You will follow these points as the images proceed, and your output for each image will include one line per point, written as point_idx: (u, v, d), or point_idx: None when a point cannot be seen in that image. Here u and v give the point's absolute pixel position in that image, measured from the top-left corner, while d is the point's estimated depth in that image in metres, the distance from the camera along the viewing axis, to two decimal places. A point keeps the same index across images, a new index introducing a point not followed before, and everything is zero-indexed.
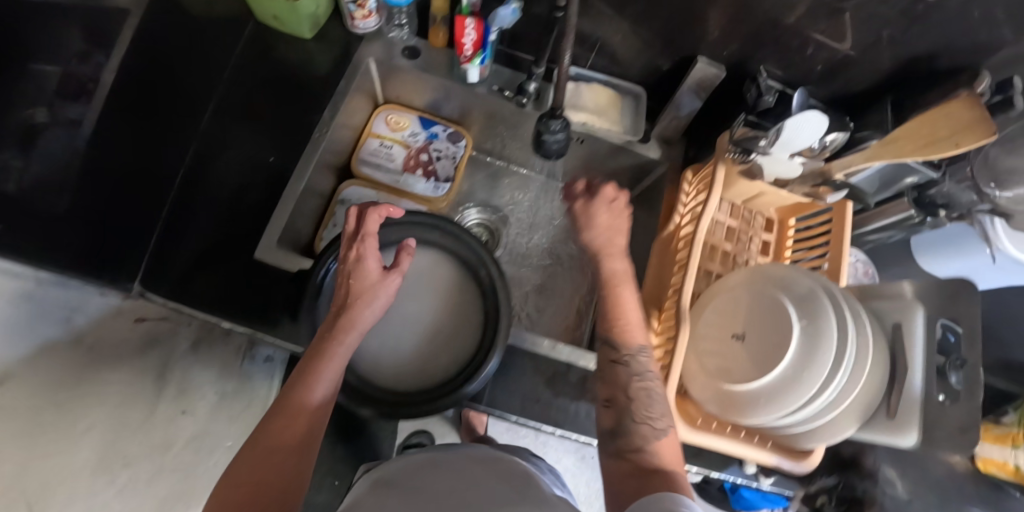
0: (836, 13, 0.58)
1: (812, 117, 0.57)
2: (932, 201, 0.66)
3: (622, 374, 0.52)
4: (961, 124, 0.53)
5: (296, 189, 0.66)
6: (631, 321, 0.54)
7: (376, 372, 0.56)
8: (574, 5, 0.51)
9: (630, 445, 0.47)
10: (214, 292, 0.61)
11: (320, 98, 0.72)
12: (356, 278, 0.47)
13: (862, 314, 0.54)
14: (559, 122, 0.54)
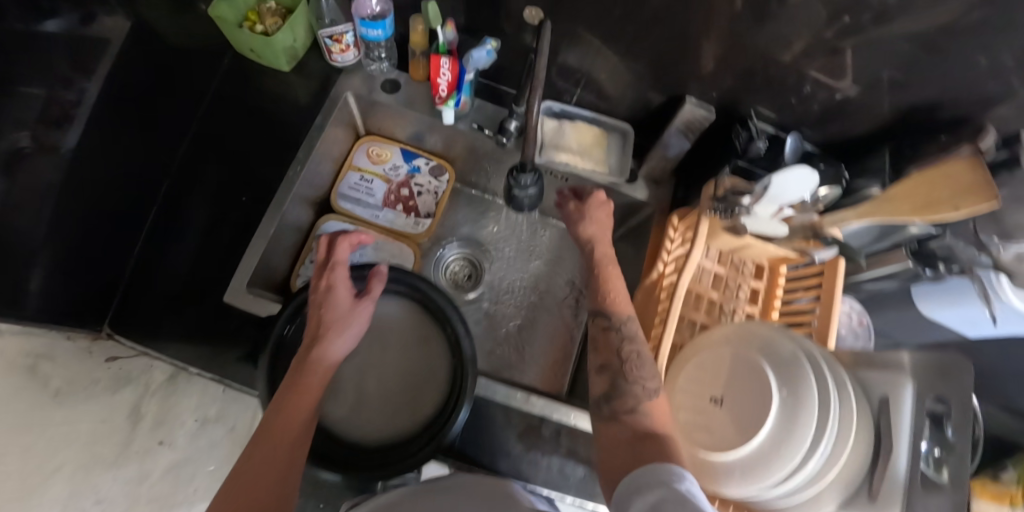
0: (834, 51, 0.54)
1: (800, 170, 0.53)
2: (932, 253, 0.63)
3: (611, 339, 0.55)
4: (962, 187, 0.49)
5: (267, 230, 0.64)
6: (619, 292, 0.59)
7: (342, 428, 0.54)
8: (543, 46, 0.50)
9: (624, 406, 0.49)
10: (181, 338, 0.61)
11: (296, 134, 0.70)
12: (329, 306, 0.53)
13: (847, 383, 0.52)
14: (530, 175, 0.52)
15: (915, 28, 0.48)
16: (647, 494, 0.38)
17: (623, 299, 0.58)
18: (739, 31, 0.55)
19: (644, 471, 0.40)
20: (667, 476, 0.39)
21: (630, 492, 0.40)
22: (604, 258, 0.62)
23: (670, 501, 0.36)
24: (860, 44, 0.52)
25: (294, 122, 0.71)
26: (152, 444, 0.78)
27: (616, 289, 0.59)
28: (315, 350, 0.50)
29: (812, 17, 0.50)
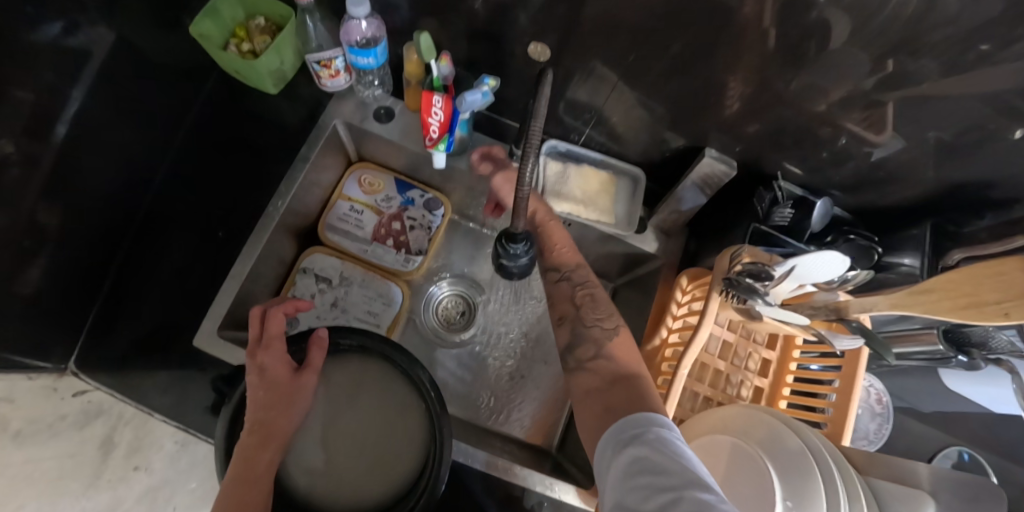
0: (874, 105, 0.47)
1: (830, 257, 0.47)
2: (963, 337, 0.56)
3: (566, 290, 0.54)
4: (1015, 291, 0.42)
5: (242, 272, 0.60)
6: (566, 245, 0.57)
7: (311, 497, 0.51)
8: (548, 76, 0.42)
9: (587, 354, 0.48)
10: (145, 382, 0.58)
11: (281, 164, 0.66)
12: (269, 384, 0.50)
13: (860, 496, 0.45)
14: (522, 245, 0.46)
15: (977, 92, 0.41)
16: (626, 452, 0.37)
17: (569, 247, 0.57)
18: (767, 79, 0.49)
19: (622, 424, 0.39)
20: (643, 432, 0.37)
21: (609, 446, 0.39)
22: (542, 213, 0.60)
23: (653, 459, 0.35)
24: (908, 100, 0.45)
25: (279, 150, 0.66)
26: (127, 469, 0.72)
27: (562, 242, 0.57)
28: (258, 439, 0.46)
29: (854, 69, 0.44)
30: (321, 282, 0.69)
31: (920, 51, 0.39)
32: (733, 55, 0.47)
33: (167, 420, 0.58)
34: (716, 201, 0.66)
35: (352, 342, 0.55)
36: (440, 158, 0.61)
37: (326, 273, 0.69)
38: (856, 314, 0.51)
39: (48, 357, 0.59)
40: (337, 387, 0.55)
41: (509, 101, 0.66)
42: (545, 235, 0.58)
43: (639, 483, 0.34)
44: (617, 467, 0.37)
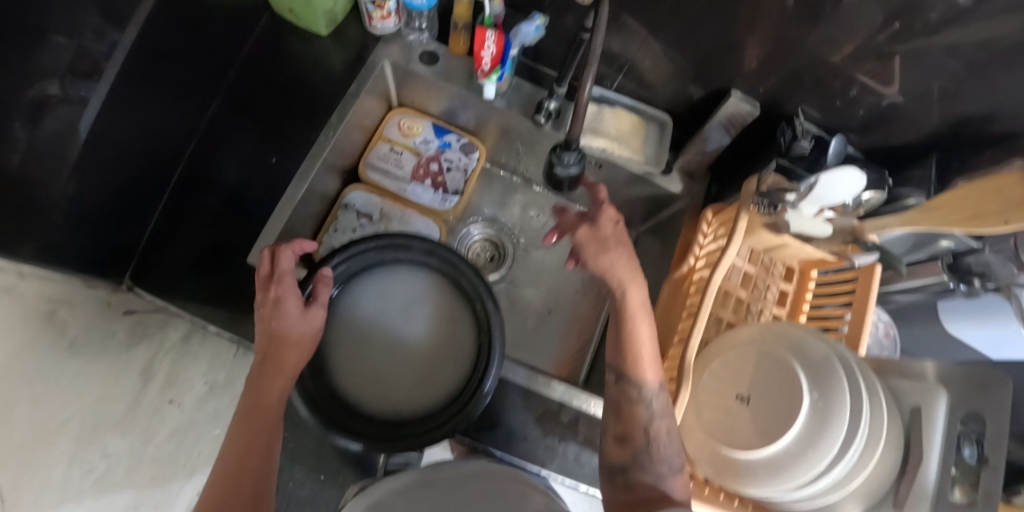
0: (885, 56, 0.53)
1: (851, 173, 0.52)
2: (968, 269, 0.60)
3: (643, 416, 0.51)
4: (1015, 200, 0.46)
5: (295, 198, 0.63)
6: (645, 349, 0.53)
7: (359, 394, 0.54)
8: (603, 21, 0.50)
9: (651, 488, 0.48)
10: (198, 295, 0.60)
11: (332, 100, 0.69)
12: (278, 321, 0.49)
13: (879, 390, 0.51)
14: (574, 156, 0.52)
15: (978, 38, 0.47)
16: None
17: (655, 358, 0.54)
18: (791, 30, 0.55)
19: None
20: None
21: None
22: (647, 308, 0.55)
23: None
24: (916, 49, 0.51)
25: (329, 88, 0.70)
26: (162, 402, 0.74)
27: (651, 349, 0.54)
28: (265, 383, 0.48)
29: (867, 20, 0.50)
30: (363, 218, 0.72)
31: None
32: (757, 6, 0.53)
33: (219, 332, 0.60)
34: (732, 146, 0.71)
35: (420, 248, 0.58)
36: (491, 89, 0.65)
37: (368, 209, 0.73)
38: (872, 235, 0.56)
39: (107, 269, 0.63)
40: (385, 300, 0.58)
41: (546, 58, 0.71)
42: (627, 334, 0.54)
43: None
44: None
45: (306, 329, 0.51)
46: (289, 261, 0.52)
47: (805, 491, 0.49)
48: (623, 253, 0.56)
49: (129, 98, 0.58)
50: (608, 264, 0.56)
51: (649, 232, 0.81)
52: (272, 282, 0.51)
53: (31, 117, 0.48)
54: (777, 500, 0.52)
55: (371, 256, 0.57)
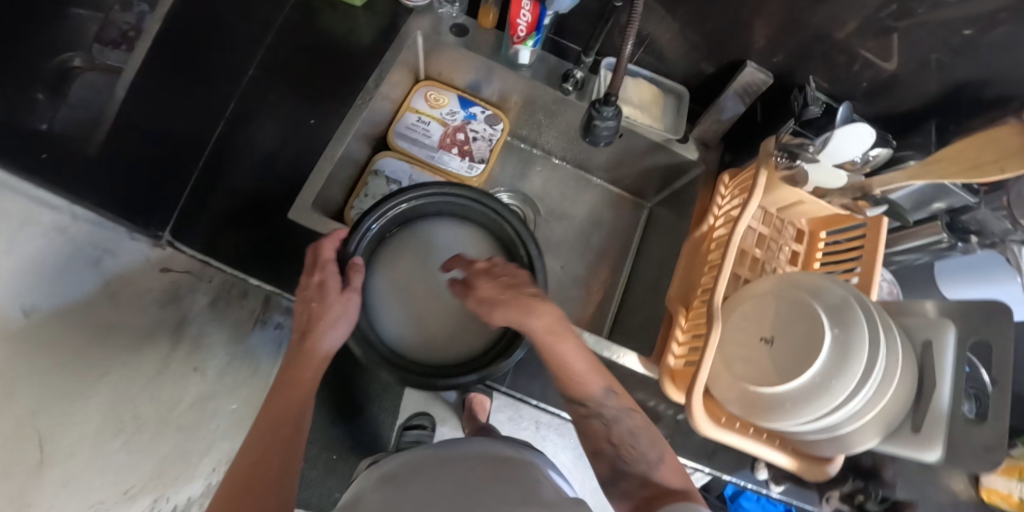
0: (886, 32, 0.59)
1: (862, 129, 0.57)
2: (963, 227, 0.65)
3: (600, 429, 0.50)
4: (1008, 149, 0.51)
5: (333, 158, 0.65)
6: (575, 369, 0.50)
7: (407, 343, 0.56)
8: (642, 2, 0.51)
9: (634, 484, 0.48)
10: (243, 249, 0.62)
11: (366, 65, 0.72)
12: (320, 304, 0.51)
13: (894, 327, 0.55)
14: (613, 108, 0.56)
15: (968, 13, 0.53)
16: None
17: (588, 372, 0.50)
18: (799, 9, 0.61)
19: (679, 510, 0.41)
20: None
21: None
22: (548, 328, 0.50)
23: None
24: (912, 26, 0.58)
25: (365, 56, 0.72)
26: (189, 369, 0.77)
27: (580, 368, 0.50)
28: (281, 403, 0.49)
29: None
30: (393, 183, 0.75)
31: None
32: None
33: (265, 284, 0.62)
34: (745, 117, 0.75)
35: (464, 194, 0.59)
36: (525, 55, 0.69)
37: (397, 175, 0.75)
38: (879, 189, 0.60)
39: (147, 222, 0.59)
40: (430, 250, 0.60)
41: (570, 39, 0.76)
42: (553, 361, 0.50)
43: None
44: None
45: (335, 328, 0.51)
46: (330, 251, 0.54)
47: (828, 418, 0.53)
48: (513, 300, 0.51)
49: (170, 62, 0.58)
50: (507, 317, 0.50)
51: (664, 203, 0.85)
52: (316, 269, 0.53)
53: (54, 88, 0.47)
54: (804, 434, 0.56)
55: (421, 206, 0.59)
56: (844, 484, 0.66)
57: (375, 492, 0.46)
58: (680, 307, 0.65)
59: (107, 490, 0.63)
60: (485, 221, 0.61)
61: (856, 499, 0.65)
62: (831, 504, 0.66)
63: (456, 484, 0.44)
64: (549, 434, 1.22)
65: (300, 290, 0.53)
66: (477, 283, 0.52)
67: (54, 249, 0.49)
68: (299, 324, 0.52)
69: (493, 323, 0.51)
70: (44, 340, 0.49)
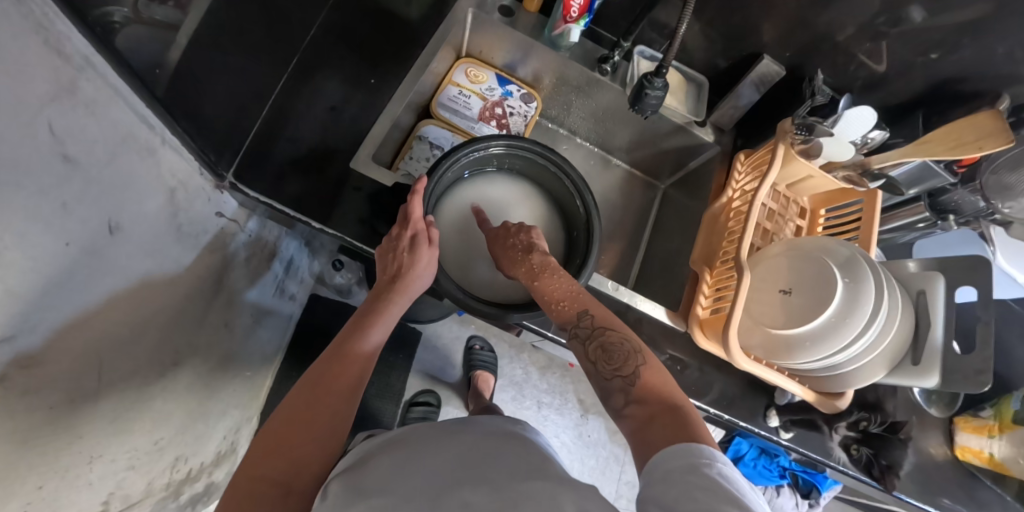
0: (879, 37, 0.70)
1: (863, 111, 0.69)
2: (944, 205, 0.76)
3: (579, 349, 0.50)
4: (984, 132, 0.61)
5: (393, 113, 0.75)
6: (564, 294, 0.53)
7: (474, 282, 0.63)
8: (689, 9, 0.61)
9: (621, 401, 0.45)
10: (305, 191, 0.67)
11: (418, 39, 0.82)
12: (411, 257, 0.53)
13: (898, 288, 0.62)
14: (662, 80, 0.70)
15: (949, 22, 0.64)
16: (673, 482, 0.35)
17: (569, 298, 0.52)
18: (806, 12, 0.71)
19: (674, 450, 0.37)
20: (695, 461, 0.36)
21: (650, 482, 0.37)
22: (535, 267, 0.56)
23: (703, 487, 0.33)
24: (902, 33, 0.68)
25: (422, 29, 0.83)
26: (219, 323, 0.79)
27: (559, 294, 0.53)
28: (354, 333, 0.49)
29: (869, 5, 0.67)
30: (435, 149, 0.79)
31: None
32: None
33: (329, 230, 0.66)
34: (757, 107, 0.85)
35: (531, 148, 0.63)
36: (574, 34, 0.75)
37: (440, 141, 0.79)
38: (878, 165, 0.71)
39: (214, 162, 0.64)
40: (490, 200, 0.67)
41: (604, 27, 0.84)
42: (540, 293, 0.54)
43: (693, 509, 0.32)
44: (665, 486, 0.35)
45: (422, 276, 0.54)
46: (421, 207, 0.55)
47: (835, 357, 0.61)
48: (511, 256, 0.58)
49: (245, 19, 0.62)
50: (506, 269, 0.59)
51: (676, 185, 0.93)
52: (407, 223, 0.55)
53: (106, 35, 0.44)
54: (818, 371, 0.64)
55: (489, 158, 0.65)
56: (850, 415, 0.74)
57: (385, 451, 0.43)
58: (704, 266, 0.73)
59: (142, 436, 0.63)
60: (543, 175, 0.67)
61: (861, 424, 0.73)
62: (840, 433, 0.74)
63: (466, 453, 0.39)
64: (550, 414, 1.29)
65: (388, 240, 0.55)
66: (490, 244, 0.62)
67: (145, 166, 0.53)
68: (386, 273, 0.54)
69: (505, 272, 0.60)
70: (109, 255, 0.49)
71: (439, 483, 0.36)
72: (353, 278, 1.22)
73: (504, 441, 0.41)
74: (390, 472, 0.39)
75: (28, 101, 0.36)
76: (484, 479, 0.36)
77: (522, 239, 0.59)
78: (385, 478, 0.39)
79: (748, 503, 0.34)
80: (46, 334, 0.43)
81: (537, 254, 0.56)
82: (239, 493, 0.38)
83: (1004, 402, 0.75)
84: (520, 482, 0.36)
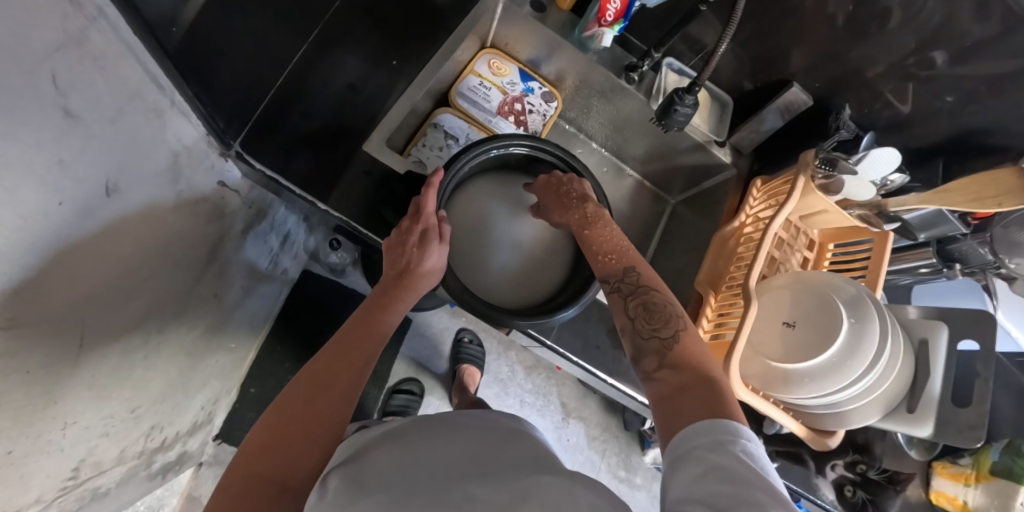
0: (908, 78, 0.69)
1: (887, 153, 0.69)
2: (950, 254, 0.76)
3: (618, 303, 0.50)
4: (1008, 188, 0.61)
5: (413, 96, 0.75)
6: (619, 247, 0.54)
7: (478, 285, 0.62)
8: (731, 29, 0.60)
9: (652, 364, 0.45)
10: (313, 170, 0.67)
11: (445, 24, 0.81)
12: (420, 252, 0.53)
13: (901, 335, 0.63)
14: (693, 98, 0.70)
15: (981, 72, 0.63)
16: (694, 461, 0.35)
17: (617, 253, 0.53)
18: (839, 44, 0.70)
19: (696, 427, 0.37)
20: (720, 438, 0.35)
21: (673, 459, 0.37)
22: (587, 218, 0.57)
23: (727, 466, 0.33)
24: (931, 77, 0.67)
25: (449, 13, 0.81)
26: (209, 293, 0.77)
27: (607, 247, 0.54)
28: (360, 330, 0.49)
29: (903, 45, 0.66)
30: (450, 139, 0.76)
31: (950, 35, 0.62)
32: (815, 17, 0.69)
33: (333, 211, 0.66)
34: (778, 134, 0.84)
35: (549, 155, 0.64)
36: (606, 39, 0.74)
37: (455, 131, 0.77)
38: (892, 208, 0.71)
39: (222, 130, 0.62)
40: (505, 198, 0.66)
41: (636, 35, 0.82)
42: (589, 243, 0.55)
43: (716, 489, 0.32)
44: (689, 468, 0.34)
45: (429, 274, 0.53)
46: (433, 202, 0.55)
47: (834, 395, 0.61)
48: (565, 203, 0.59)
49: None
50: (558, 218, 0.60)
51: (686, 202, 0.92)
52: (419, 217, 0.54)
53: None
54: (815, 407, 0.64)
55: (508, 158, 0.64)
56: (848, 456, 0.78)
57: (381, 445, 0.42)
58: (709, 290, 0.72)
59: (120, 403, 0.61)
60: None
61: (858, 467, 0.78)
62: (836, 472, 0.77)
63: (467, 453, 0.38)
64: (532, 415, 1.29)
65: (397, 234, 0.55)
66: (539, 191, 0.62)
67: (150, 128, 0.50)
68: (394, 269, 0.54)
69: (555, 223, 0.61)
70: (104, 216, 0.47)
71: (445, 476, 0.35)
72: (348, 259, 1.19)
73: (505, 442, 0.40)
74: (387, 466, 0.38)
75: (33, 50, 0.34)
76: (490, 475, 0.35)
77: (577, 188, 0.59)
78: (386, 473, 0.37)
79: (772, 480, 0.33)
80: (31, 294, 0.40)
81: (591, 204, 0.58)
82: (232, 487, 0.37)
83: (983, 452, 0.74)
84: (529, 476, 0.35)
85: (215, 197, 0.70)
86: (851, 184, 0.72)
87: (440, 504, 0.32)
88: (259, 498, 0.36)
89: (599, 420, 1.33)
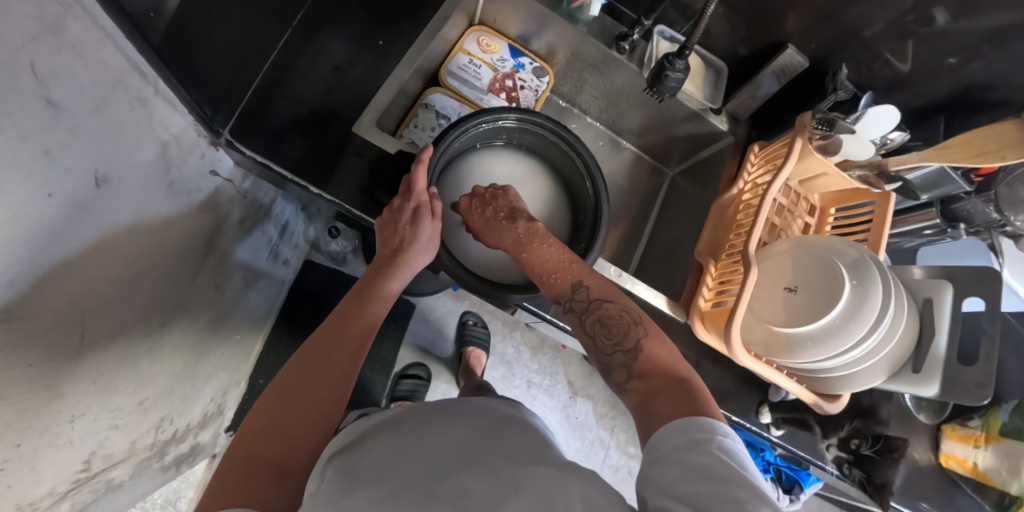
0: (906, 36, 0.67)
1: (887, 110, 0.69)
2: (954, 213, 0.75)
3: (575, 323, 0.49)
4: (1009, 142, 0.60)
5: (402, 76, 0.74)
6: (557, 263, 0.52)
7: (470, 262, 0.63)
8: None
9: (623, 377, 0.45)
10: (303, 155, 0.66)
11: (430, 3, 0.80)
12: (412, 232, 0.53)
13: (903, 296, 0.62)
14: (683, 62, 0.68)
15: (981, 27, 0.62)
16: (673, 462, 0.34)
17: (562, 271, 0.52)
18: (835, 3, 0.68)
19: (672, 428, 0.37)
20: (698, 437, 0.35)
21: (651, 461, 0.36)
22: (522, 237, 0.55)
23: (708, 466, 0.33)
24: (929, 34, 0.66)
25: None
26: (209, 286, 0.77)
27: (550, 266, 0.52)
28: (356, 313, 0.49)
29: (900, 2, 0.64)
30: (441, 118, 0.76)
31: None
32: None
33: (327, 195, 0.66)
34: (774, 99, 0.83)
35: (537, 127, 0.64)
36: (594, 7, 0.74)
37: (447, 111, 0.76)
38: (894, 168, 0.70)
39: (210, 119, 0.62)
40: (498, 174, 0.67)
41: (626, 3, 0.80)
42: (530, 265, 0.53)
43: (697, 488, 0.31)
44: (671, 468, 0.34)
45: (422, 252, 0.53)
46: (424, 180, 0.55)
47: (837, 358, 0.61)
48: (494, 225, 0.57)
49: None
50: (492, 241, 0.57)
51: (685, 173, 0.91)
52: (411, 196, 0.55)
53: None
54: (818, 370, 0.63)
55: (501, 130, 0.65)
56: (842, 431, 0.77)
57: (379, 433, 0.41)
58: (709, 258, 0.71)
59: (126, 396, 0.61)
60: (554, 153, 0.67)
61: (852, 442, 0.76)
62: (831, 451, 0.77)
63: (464, 443, 0.38)
64: (539, 395, 1.29)
65: (388, 214, 0.55)
66: (465, 215, 0.60)
67: (135, 117, 0.50)
68: (387, 247, 0.54)
69: (492, 245, 0.58)
70: (93, 209, 0.46)
71: (436, 468, 0.35)
72: (349, 247, 1.21)
73: (500, 430, 0.40)
74: (380, 457, 0.37)
75: (11, 37, 0.33)
76: (483, 467, 0.35)
77: (503, 205, 0.58)
78: (375, 468, 0.36)
79: (750, 475, 0.33)
80: (27, 289, 0.40)
81: (522, 223, 0.56)
82: (234, 470, 0.37)
83: (992, 414, 0.76)
84: (522, 469, 0.34)
85: (208, 190, 0.69)
86: (851, 142, 0.71)
87: (435, 500, 0.32)
88: (258, 480, 0.36)
89: (607, 397, 1.33)
